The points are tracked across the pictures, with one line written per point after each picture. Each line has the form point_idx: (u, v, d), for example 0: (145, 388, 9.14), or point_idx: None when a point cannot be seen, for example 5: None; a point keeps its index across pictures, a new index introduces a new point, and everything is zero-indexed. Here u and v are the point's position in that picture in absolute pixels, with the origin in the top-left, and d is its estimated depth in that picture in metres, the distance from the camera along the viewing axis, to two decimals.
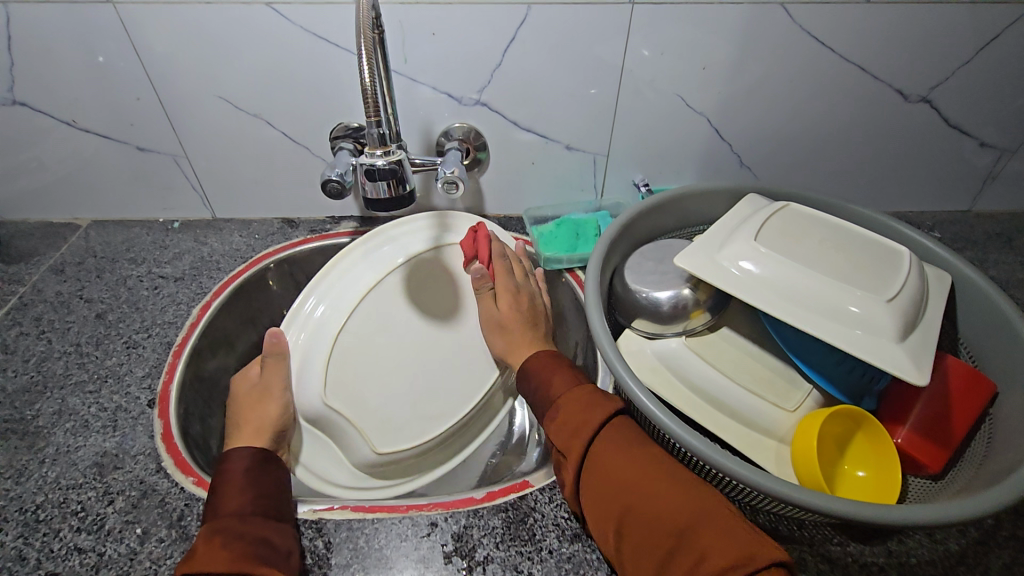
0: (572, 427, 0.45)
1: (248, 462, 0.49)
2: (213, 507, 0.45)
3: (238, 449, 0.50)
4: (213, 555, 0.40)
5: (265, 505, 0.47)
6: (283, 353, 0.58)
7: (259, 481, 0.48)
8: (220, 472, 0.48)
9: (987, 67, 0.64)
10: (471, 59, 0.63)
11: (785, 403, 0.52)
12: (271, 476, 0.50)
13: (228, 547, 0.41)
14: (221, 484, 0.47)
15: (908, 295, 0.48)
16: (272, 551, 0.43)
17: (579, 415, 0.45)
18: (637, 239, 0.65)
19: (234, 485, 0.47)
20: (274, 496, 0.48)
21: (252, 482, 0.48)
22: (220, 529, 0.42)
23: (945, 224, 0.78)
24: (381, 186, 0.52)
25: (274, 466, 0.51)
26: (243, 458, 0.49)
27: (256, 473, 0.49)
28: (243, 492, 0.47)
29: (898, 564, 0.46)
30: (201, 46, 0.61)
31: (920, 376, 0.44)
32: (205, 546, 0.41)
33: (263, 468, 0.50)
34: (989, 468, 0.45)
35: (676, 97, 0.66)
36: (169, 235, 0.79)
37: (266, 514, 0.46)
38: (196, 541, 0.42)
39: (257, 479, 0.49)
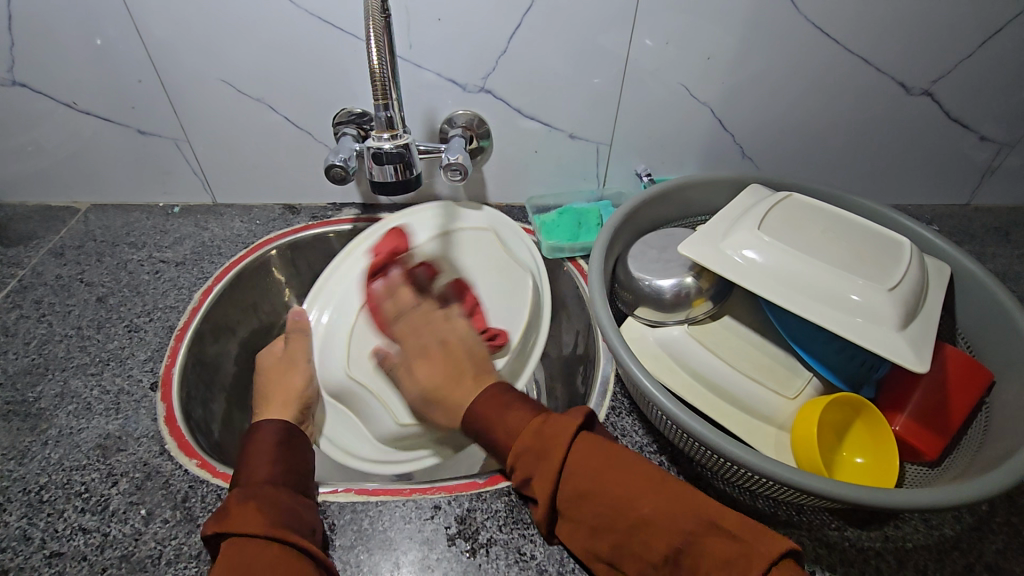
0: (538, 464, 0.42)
1: (279, 436, 0.50)
2: (244, 476, 0.46)
3: (268, 423, 0.51)
4: (246, 517, 0.40)
5: (293, 480, 0.47)
6: (305, 328, 0.64)
7: (287, 453, 0.49)
8: (251, 442, 0.49)
9: (988, 61, 0.64)
10: (476, 46, 0.63)
11: (785, 390, 0.52)
12: (299, 454, 0.50)
13: (263, 511, 0.41)
14: (252, 455, 0.48)
15: (908, 285, 0.49)
16: (299, 521, 0.43)
17: (545, 452, 0.42)
18: (641, 229, 0.66)
19: (265, 457, 0.47)
20: (301, 471, 0.49)
21: (284, 456, 0.48)
22: (254, 495, 0.43)
23: (944, 218, 0.78)
24: (389, 169, 0.53)
25: (303, 446, 0.51)
26: (274, 431, 0.50)
27: (286, 448, 0.49)
28: (275, 464, 0.47)
29: (894, 549, 0.47)
30: (202, 28, 0.61)
31: (919, 363, 0.45)
32: (237, 508, 0.41)
33: (294, 444, 0.50)
34: (985, 454, 0.46)
35: (679, 87, 0.66)
36: (169, 220, 0.78)
37: (294, 489, 0.46)
38: (228, 502, 0.42)
39: (288, 454, 0.49)
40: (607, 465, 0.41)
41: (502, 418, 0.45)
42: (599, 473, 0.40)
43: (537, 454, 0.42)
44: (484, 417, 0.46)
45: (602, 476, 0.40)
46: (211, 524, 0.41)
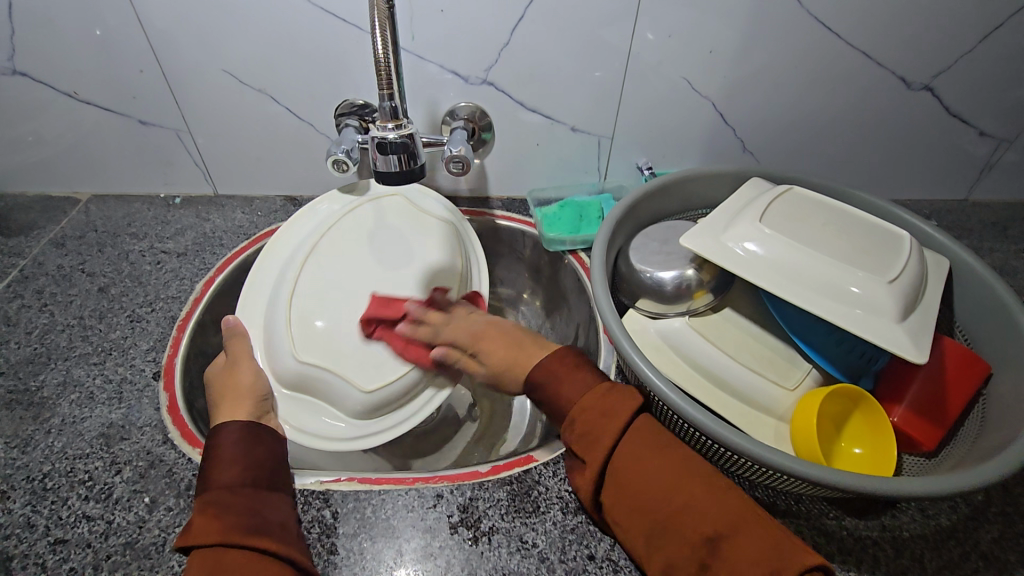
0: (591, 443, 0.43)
1: (238, 435, 0.49)
2: (204, 482, 0.45)
3: (222, 424, 0.49)
4: (208, 527, 0.40)
5: (257, 475, 0.47)
6: (239, 330, 0.60)
7: (250, 450, 0.48)
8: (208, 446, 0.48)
9: (989, 56, 0.64)
10: (479, 38, 0.63)
11: (785, 381, 0.52)
12: (263, 444, 0.50)
13: (220, 515, 0.41)
14: (212, 457, 0.46)
15: (908, 277, 0.49)
16: (265, 521, 0.43)
17: (602, 417, 0.43)
18: (642, 221, 0.66)
19: (226, 458, 0.46)
20: (267, 466, 0.48)
21: (247, 452, 0.48)
22: (211, 500, 0.42)
23: (942, 213, 0.79)
24: (392, 160, 0.53)
25: (266, 438, 0.51)
26: (230, 431, 0.49)
27: (249, 443, 0.49)
28: (236, 463, 0.46)
29: (891, 538, 0.47)
30: (205, 19, 0.61)
31: (919, 354, 0.45)
32: (199, 519, 0.41)
33: (255, 438, 0.50)
34: (982, 445, 0.46)
35: (681, 80, 0.67)
36: (171, 211, 0.78)
37: (258, 485, 0.46)
38: (190, 515, 0.42)
39: (251, 449, 0.48)
40: (651, 453, 0.41)
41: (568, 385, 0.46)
42: (644, 461, 0.41)
43: (587, 437, 0.43)
44: (558, 373, 0.47)
45: (645, 466, 0.41)
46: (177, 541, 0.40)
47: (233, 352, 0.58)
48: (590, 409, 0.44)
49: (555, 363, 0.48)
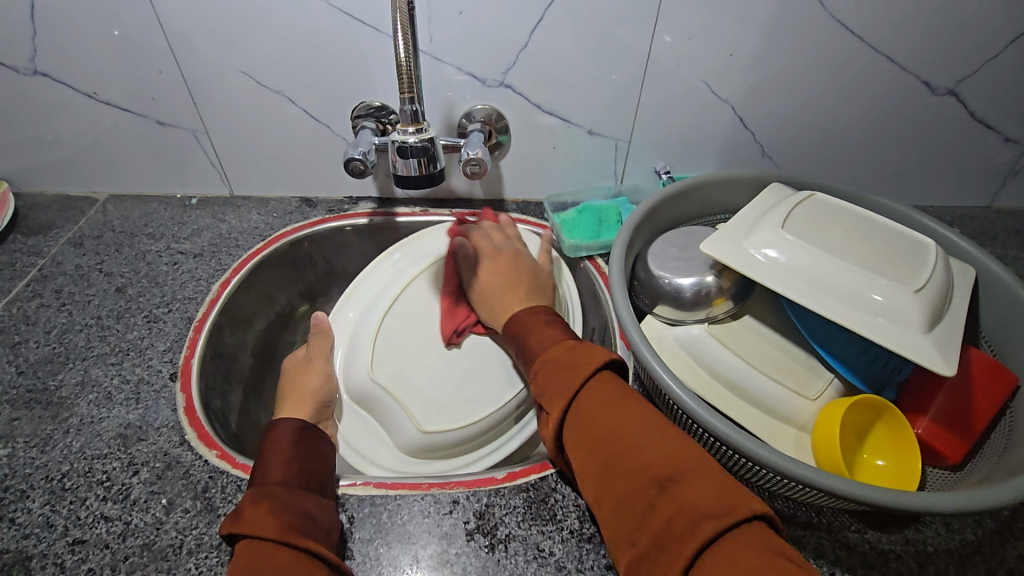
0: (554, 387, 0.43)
1: (294, 434, 0.50)
2: (258, 474, 0.46)
3: (282, 422, 0.50)
4: (261, 519, 0.40)
5: (310, 477, 0.47)
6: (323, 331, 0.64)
7: (304, 451, 0.49)
8: (266, 440, 0.49)
9: (1017, 60, 0.63)
10: (498, 41, 0.62)
11: (807, 391, 0.52)
12: (316, 449, 0.51)
13: (276, 511, 0.41)
14: (267, 451, 0.48)
15: (933, 286, 0.48)
16: (313, 524, 0.43)
17: (564, 367, 0.43)
18: (660, 227, 0.65)
19: (281, 455, 0.47)
20: (318, 470, 0.49)
21: (300, 453, 0.49)
22: (267, 493, 0.43)
23: (964, 220, 0.78)
24: (413, 164, 0.53)
25: (318, 444, 0.51)
26: (289, 428, 0.50)
27: (303, 444, 0.50)
28: (290, 462, 0.47)
29: (915, 552, 0.46)
30: (225, 20, 0.61)
31: (943, 365, 0.44)
32: (251, 510, 0.41)
33: (309, 441, 0.50)
34: (1010, 459, 0.45)
35: (700, 83, 0.66)
36: (187, 211, 0.79)
37: (309, 487, 0.46)
38: (241, 503, 0.42)
39: (305, 451, 0.49)
40: (608, 402, 0.40)
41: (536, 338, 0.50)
42: (594, 410, 0.40)
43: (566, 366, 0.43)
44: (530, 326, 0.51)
45: (603, 415, 0.39)
46: (224, 528, 0.40)
47: (313, 350, 0.62)
48: (547, 360, 0.45)
49: (532, 317, 0.52)
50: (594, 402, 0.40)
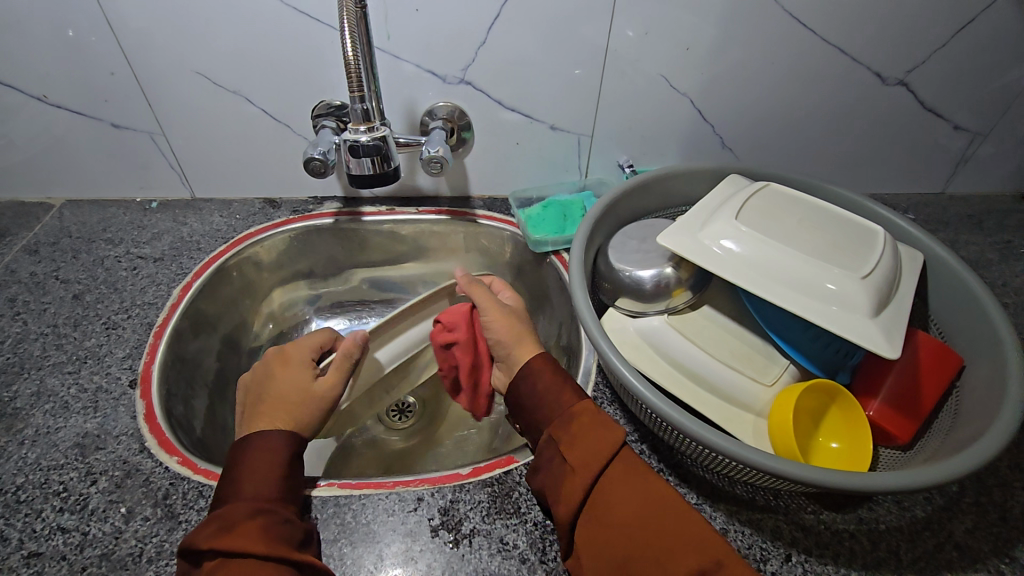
0: (591, 445, 0.44)
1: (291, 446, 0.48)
2: (248, 484, 0.45)
3: (282, 432, 0.48)
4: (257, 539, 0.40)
5: (295, 489, 0.47)
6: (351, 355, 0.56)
7: (294, 462, 0.48)
8: (262, 449, 0.47)
9: (961, 51, 0.65)
10: (457, 38, 0.62)
11: (763, 376, 0.53)
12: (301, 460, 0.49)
13: (269, 530, 0.41)
14: (263, 459, 0.46)
15: (881, 272, 0.50)
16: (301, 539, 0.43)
17: (601, 428, 0.45)
18: (622, 220, 0.66)
19: (275, 467, 0.46)
20: (301, 482, 0.48)
21: (291, 463, 0.48)
22: (260, 513, 0.42)
23: (919, 207, 0.80)
24: (365, 163, 0.53)
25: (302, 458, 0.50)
26: (286, 437, 0.48)
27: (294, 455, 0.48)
28: (281, 474, 0.46)
29: (867, 530, 0.48)
30: (177, 20, 0.60)
31: (890, 348, 0.46)
32: (246, 527, 0.41)
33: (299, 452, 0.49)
34: (955, 437, 0.47)
35: (660, 78, 0.67)
36: (147, 215, 0.77)
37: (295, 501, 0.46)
38: (234, 515, 0.42)
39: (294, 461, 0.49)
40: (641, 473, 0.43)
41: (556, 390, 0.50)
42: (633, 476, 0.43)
43: (602, 424, 0.46)
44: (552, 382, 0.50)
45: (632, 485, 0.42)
46: (216, 541, 0.40)
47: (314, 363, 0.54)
48: (567, 429, 0.46)
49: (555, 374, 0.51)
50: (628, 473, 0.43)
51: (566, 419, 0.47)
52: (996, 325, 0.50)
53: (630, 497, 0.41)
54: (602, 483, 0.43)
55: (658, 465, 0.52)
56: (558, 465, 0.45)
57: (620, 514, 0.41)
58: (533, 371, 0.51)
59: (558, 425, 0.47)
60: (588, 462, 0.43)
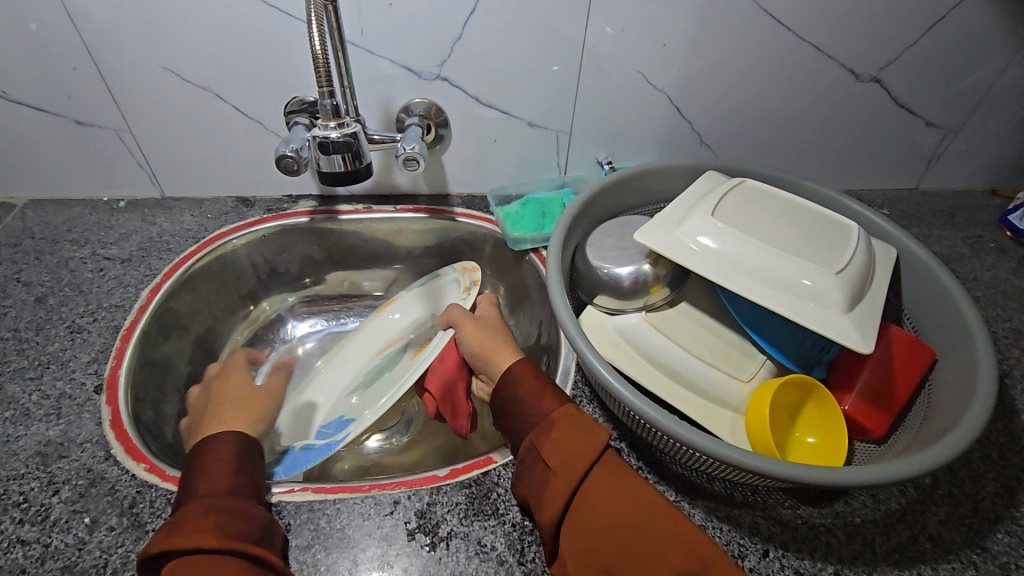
0: (573, 449, 0.43)
1: (237, 448, 0.48)
2: (194, 487, 0.43)
3: (227, 435, 0.48)
4: (202, 530, 0.39)
5: (248, 488, 0.45)
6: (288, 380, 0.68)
7: (244, 463, 0.47)
8: (204, 454, 0.46)
9: (933, 48, 0.66)
10: (431, 33, 0.61)
11: (740, 373, 0.53)
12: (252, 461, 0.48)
13: (218, 523, 0.40)
14: (205, 464, 0.45)
15: (854, 267, 0.50)
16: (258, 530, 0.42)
17: (582, 434, 0.44)
18: (600, 217, 0.66)
19: (221, 468, 0.45)
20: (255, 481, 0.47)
21: (239, 463, 0.47)
22: (211, 508, 0.41)
23: (893, 202, 0.81)
24: (336, 159, 0.52)
25: (255, 460, 0.49)
26: (229, 441, 0.48)
27: (242, 456, 0.48)
28: (228, 474, 0.45)
29: (844, 524, 0.48)
30: (141, 14, 0.58)
31: (863, 343, 0.46)
32: (190, 524, 0.39)
33: (247, 451, 0.48)
34: (927, 430, 0.48)
35: (637, 74, 0.66)
36: (115, 215, 0.75)
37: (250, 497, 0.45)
38: (181, 516, 0.41)
39: (248, 461, 0.48)
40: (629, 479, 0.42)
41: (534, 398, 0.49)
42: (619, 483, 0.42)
43: (583, 428, 0.45)
44: (529, 387, 0.49)
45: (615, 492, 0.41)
46: (161, 542, 0.39)
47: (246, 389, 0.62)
48: (550, 433, 0.45)
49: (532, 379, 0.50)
50: (615, 479, 0.42)
51: (549, 424, 0.46)
52: (966, 319, 0.51)
53: (613, 501, 0.41)
54: (589, 488, 0.42)
55: (637, 463, 0.52)
56: (540, 471, 0.44)
57: (611, 521, 0.40)
58: (515, 377, 0.50)
59: (537, 431, 0.46)
60: (568, 467, 0.43)
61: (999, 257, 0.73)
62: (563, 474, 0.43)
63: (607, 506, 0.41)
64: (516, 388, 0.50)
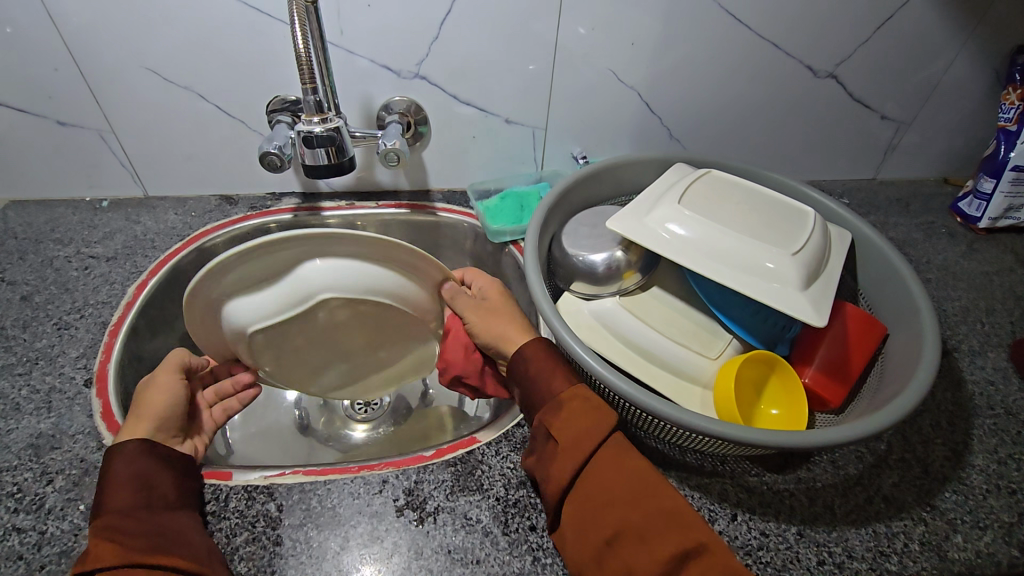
0: (576, 433, 0.46)
1: (138, 456, 0.45)
2: (99, 505, 0.42)
3: (126, 444, 0.46)
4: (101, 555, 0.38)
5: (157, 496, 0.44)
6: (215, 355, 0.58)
7: (152, 468, 0.45)
8: (105, 468, 0.44)
9: (884, 45, 0.70)
10: (410, 33, 0.63)
11: (708, 351, 0.56)
12: (166, 462, 0.47)
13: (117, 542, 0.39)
14: (107, 480, 0.44)
15: (810, 248, 0.54)
16: (171, 539, 0.42)
17: (588, 418, 0.47)
18: (575, 208, 0.69)
19: (123, 480, 0.44)
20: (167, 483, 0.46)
21: (146, 467, 0.45)
22: (110, 527, 0.40)
23: (853, 191, 0.85)
24: (320, 153, 0.54)
25: (171, 456, 0.47)
26: (132, 451, 0.45)
27: (150, 458, 0.46)
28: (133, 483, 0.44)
29: (806, 488, 0.52)
30: (123, 18, 0.59)
31: (817, 318, 0.49)
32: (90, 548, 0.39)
33: (157, 453, 0.46)
34: (880, 398, 0.51)
35: (608, 72, 0.70)
36: (98, 215, 0.76)
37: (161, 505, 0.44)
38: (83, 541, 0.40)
39: (162, 461, 0.46)
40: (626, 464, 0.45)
41: (543, 380, 0.50)
42: (618, 468, 0.44)
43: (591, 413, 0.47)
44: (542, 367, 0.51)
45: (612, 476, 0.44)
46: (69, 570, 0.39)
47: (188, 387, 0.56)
48: (574, 404, 0.48)
49: (540, 356, 0.52)
50: (613, 463, 0.45)
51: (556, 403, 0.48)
52: (914, 295, 0.55)
53: (619, 476, 0.44)
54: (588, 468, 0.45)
55: None
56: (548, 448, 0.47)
57: (607, 500, 0.43)
58: (528, 356, 0.52)
59: (548, 408, 0.48)
60: (586, 440, 0.45)
61: (949, 241, 0.78)
62: (567, 454, 0.45)
63: (606, 489, 0.44)
64: (528, 367, 0.52)
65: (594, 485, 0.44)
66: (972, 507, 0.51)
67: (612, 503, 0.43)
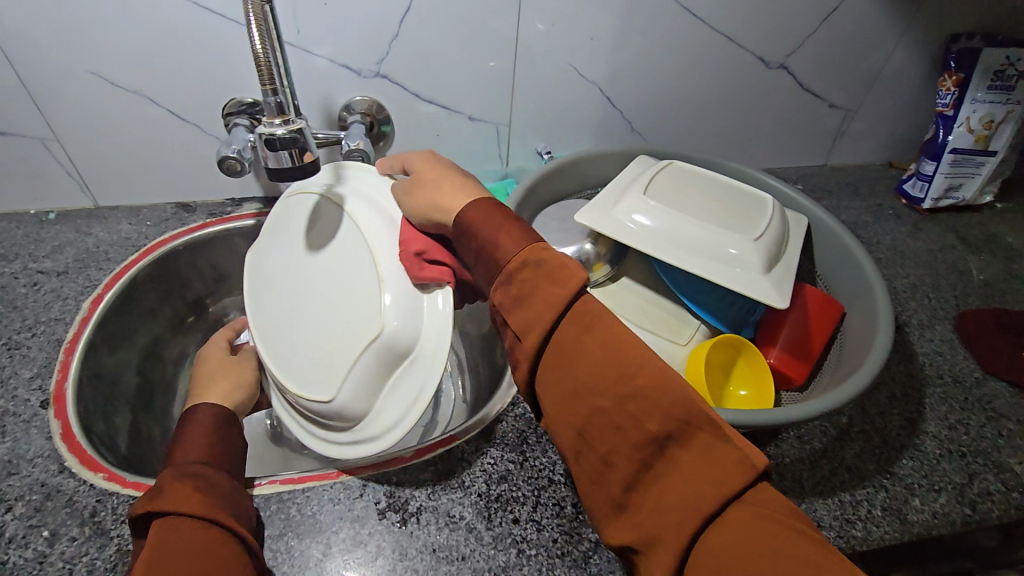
0: (526, 298, 0.41)
1: (213, 422, 0.49)
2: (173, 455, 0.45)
3: (201, 406, 0.51)
4: (184, 494, 0.40)
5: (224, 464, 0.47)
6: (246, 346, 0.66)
7: (220, 438, 0.49)
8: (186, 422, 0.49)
9: (830, 37, 0.73)
10: (369, 32, 0.63)
11: (678, 338, 0.58)
12: (231, 439, 0.50)
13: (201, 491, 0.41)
14: (183, 434, 0.48)
15: (771, 234, 0.56)
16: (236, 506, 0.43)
17: (545, 282, 0.41)
18: (542, 202, 0.69)
19: (199, 441, 0.47)
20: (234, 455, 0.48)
21: (217, 433, 0.49)
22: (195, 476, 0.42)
23: (807, 178, 0.89)
24: (283, 156, 0.51)
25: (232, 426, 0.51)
26: (210, 415, 0.50)
27: (218, 429, 0.49)
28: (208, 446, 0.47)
29: (776, 464, 0.54)
30: (64, 19, 0.57)
31: (779, 300, 0.52)
32: (174, 486, 0.41)
33: (227, 426, 0.50)
34: (839, 373, 0.54)
35: (569, 67, 0.70)
36: (44, 227, 0.72)
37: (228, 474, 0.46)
38: (163, 477, 0.42)
39: (228, 436, 0.49)
40: (598, 341, 0.38)
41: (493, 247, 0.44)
42: (587, 344, 0.39)
43: (544, 273, 0.41)
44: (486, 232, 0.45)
45: (583, 357, 0.39)
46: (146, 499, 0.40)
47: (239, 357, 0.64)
48: (526, 265, 0.42)
49: (484, 215, 0.46)
50: (582, 343, 0.39)
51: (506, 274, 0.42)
52: (867, 274, 0.58)
53: (589, 356, 0.38)
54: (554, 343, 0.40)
55: None
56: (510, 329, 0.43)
57: (580, 383, 0.38)
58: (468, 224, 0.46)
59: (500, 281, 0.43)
60: (544, 308, 0.40)
61: (896, 222, 0.82)
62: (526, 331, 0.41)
63: (575, 373, 0.39)
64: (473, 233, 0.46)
65: (563, 367, 0.39)
66: (928, 471, 0.54)
67: (581, 387, 0.38)
